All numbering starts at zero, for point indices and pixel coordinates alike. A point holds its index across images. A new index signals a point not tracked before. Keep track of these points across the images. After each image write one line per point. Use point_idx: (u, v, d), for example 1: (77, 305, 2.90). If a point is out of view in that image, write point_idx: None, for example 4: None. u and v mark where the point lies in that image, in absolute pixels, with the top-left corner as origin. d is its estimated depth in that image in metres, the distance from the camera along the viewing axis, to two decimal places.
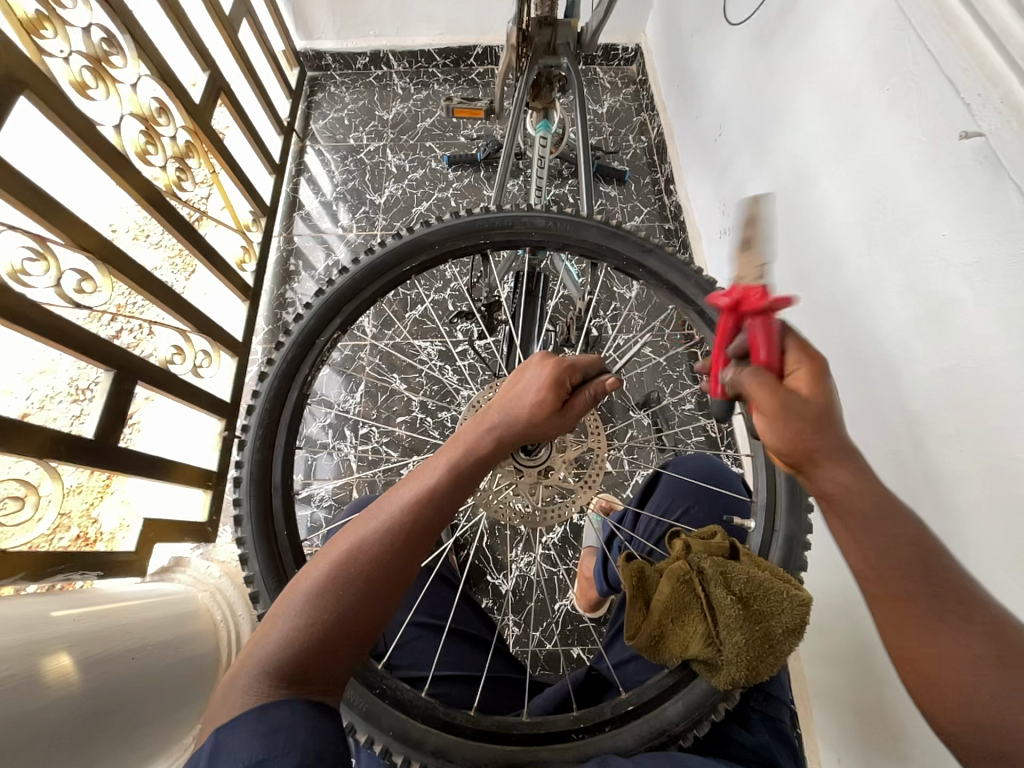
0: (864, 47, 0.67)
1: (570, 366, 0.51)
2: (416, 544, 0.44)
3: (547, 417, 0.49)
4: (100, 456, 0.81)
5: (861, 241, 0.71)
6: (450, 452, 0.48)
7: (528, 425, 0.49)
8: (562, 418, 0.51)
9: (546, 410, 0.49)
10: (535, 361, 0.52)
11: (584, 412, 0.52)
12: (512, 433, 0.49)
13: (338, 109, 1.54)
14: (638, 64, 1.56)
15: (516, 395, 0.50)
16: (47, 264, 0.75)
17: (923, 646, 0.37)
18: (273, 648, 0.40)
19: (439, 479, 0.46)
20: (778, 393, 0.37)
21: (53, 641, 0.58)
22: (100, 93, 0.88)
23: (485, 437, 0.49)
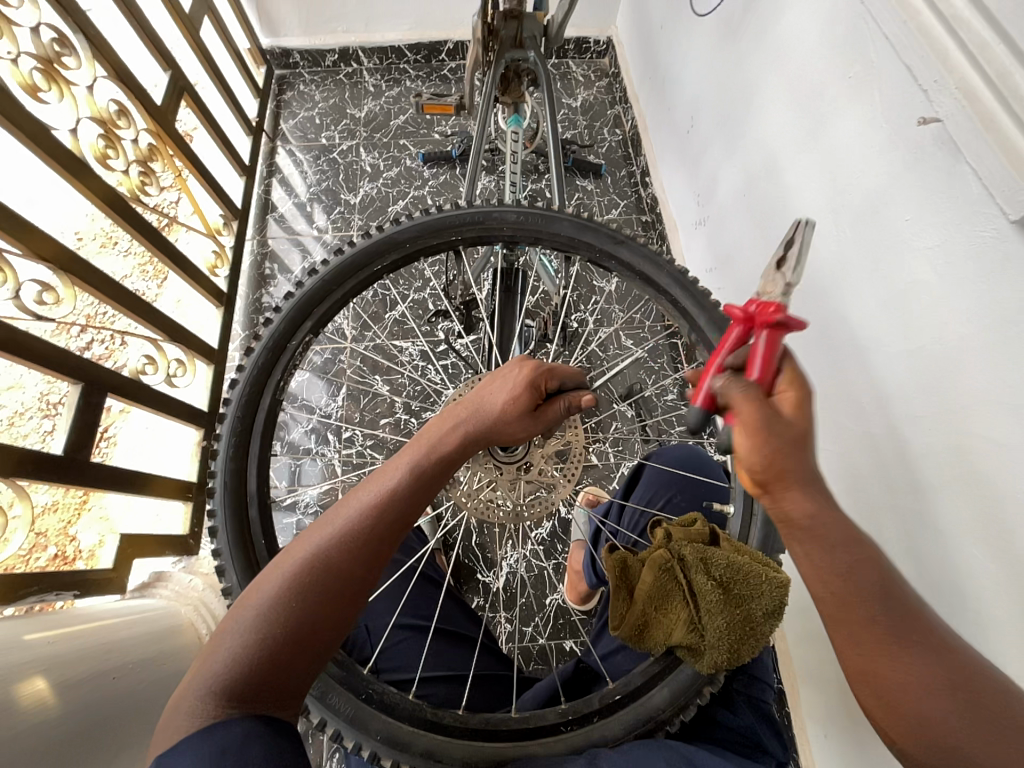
0: (827, 35, 0.68)
1: (546, 367, 0.52)
2: (375, 550, 0.44)
3: (518, 418, 0.50)
4: (73, 474, 0.78)
5: (830, 228, 0.72)
6: (413, 453, 0.47)
7: (500, 428, 0.50)
8: (535, 421, 0.51)
9: (519, 410, 0.50)
10: (512, 363, 0.53)
11: (556, 418, 0.53)
12: (480, 436, 0.49)
13: (308, 107, 1.51)
14: (610, 57, 1.56)
15: (492, 395, 0.50)
16: (4, 277, 0.71)
17: (875, 665, 0.36)
18: (221, 667, 0.39)
19: (400, 483, 0.46)
20: (760, 410, 0.38)
21: (25, 666, 0.56)
22: (54, 97, 0.84)
23: (449, 438, 0.48)
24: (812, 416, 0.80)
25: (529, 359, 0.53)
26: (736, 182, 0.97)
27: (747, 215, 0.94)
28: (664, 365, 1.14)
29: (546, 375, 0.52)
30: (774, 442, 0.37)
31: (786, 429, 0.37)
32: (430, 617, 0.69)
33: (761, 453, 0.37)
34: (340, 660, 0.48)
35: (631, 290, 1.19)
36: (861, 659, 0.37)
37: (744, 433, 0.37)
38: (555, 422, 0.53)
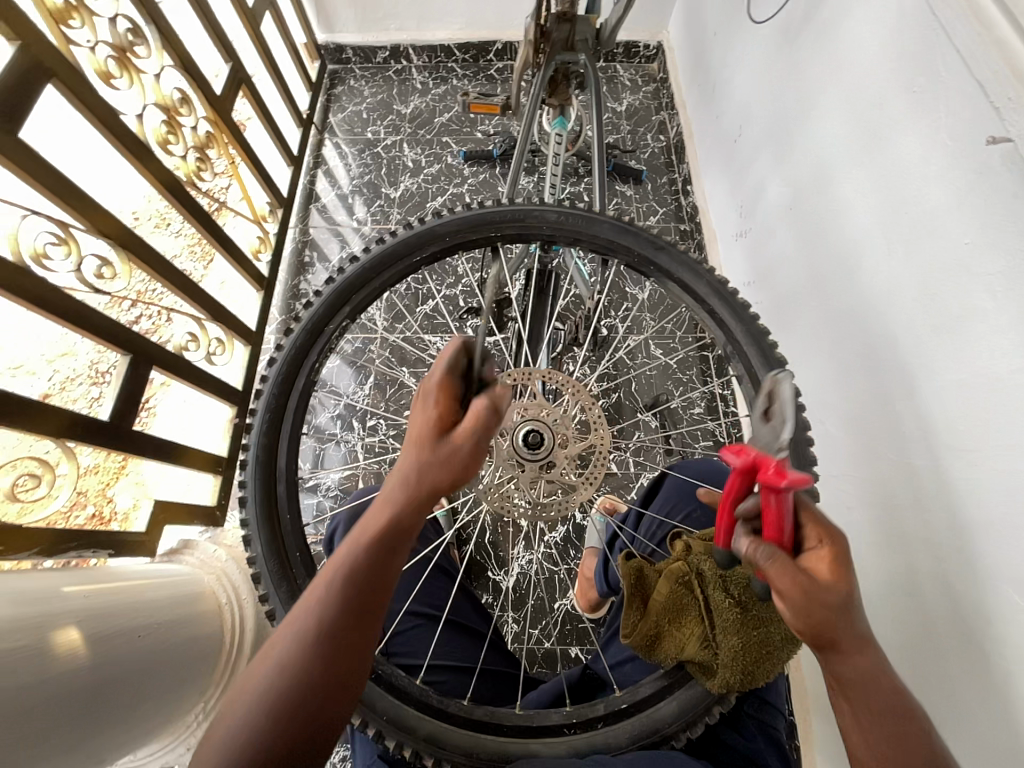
0: (892, 47, 0.66)
1: (432, 391, 0.45)
2: (344, 638, 0.40)
3: (429, 459, 0.42)
4: (115, 440, 0.82)
5: (880, 247, 0.69)
6: (358, 534, 0.42)
7: (424, 471, 0.42)
8: (452, 447, 0.43)
9: (421, 449, 0.43)
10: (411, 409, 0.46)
11: (479, 433, 0.43)
12: (410, 493, 0.43)
13: (357, 102, 1.55)
14: (659, 62, 1.53)
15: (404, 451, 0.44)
16: (69, 249, 0.76)
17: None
18: (234, 731, 0.37)
19: (349, 567, 0.41)
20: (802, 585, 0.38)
21: (63, 615, 0.60)
22: (124, 83, 0.89)
23: (386, 509, 0.42)
24: (848, 441, 0.77)
25: (420, 390, 0.46)
26: (784, 194, 0.94)
27: (791, 230, 0.91)
28: (692, 377, 1.12)
29: (433, 398, 0.44)
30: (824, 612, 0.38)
31: (830, 596, 0.38)
32: (441, 606, 0.71)
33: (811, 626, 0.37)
34: None
35: (664, 299, 1.17)
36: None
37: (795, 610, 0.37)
38: (483, 440, 0.43)
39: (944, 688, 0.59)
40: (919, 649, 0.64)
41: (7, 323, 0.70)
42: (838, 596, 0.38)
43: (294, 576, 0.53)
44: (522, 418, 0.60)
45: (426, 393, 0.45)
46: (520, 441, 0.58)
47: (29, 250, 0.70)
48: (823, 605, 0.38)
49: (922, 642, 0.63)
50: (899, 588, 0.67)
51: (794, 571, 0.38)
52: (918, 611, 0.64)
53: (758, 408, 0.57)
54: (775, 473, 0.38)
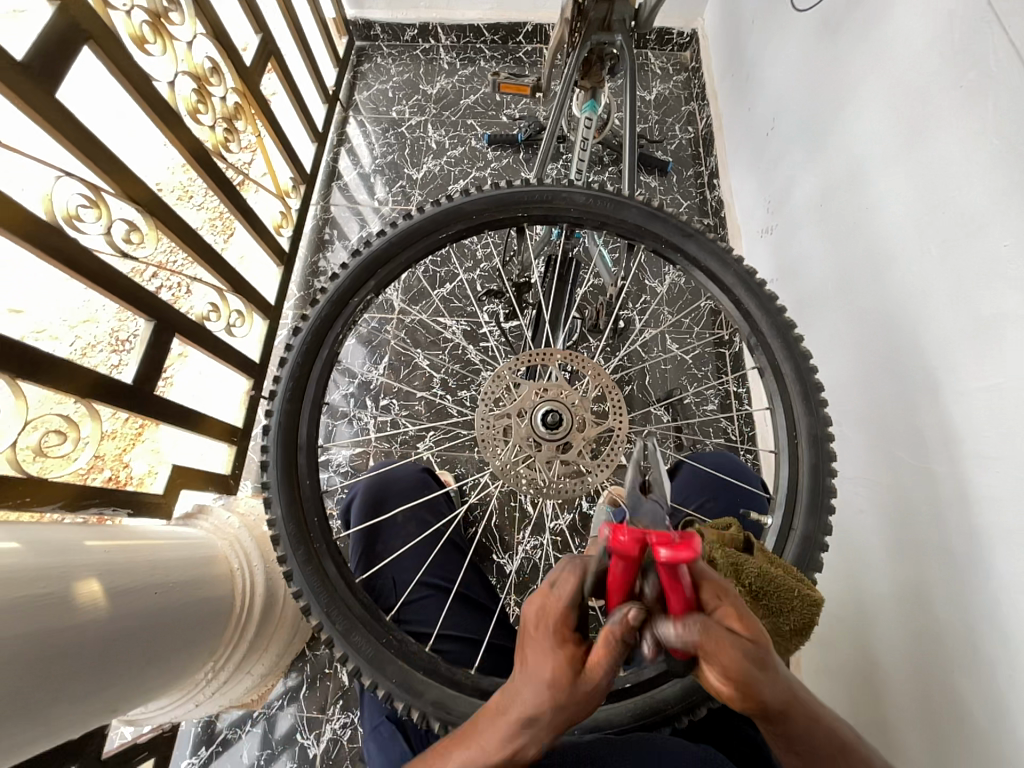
0: (941, 39, 0.64)
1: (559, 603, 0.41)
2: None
3: (568, 692, 0.37)
4: (138, 403, 0.84)
5: (914, 248, 0.68)
6: (476, 756, 0.36)
7: (561, 708, 0.37)
8: (595, 682, 0.37)
9: (559, 674, 0.37)
10: (527, 617, 0.41)
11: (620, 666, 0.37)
12: (546, 733, 0.36)
13: (383, 80, 1.54)
14: (692, 51, 1.50)
15: (532, 675, 0.38)
16: (100, 212, 0.76)
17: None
18: None
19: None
20: (722, 651, 0.35)
21: (87, 568, 0.62)
22: (158, 50, 0.89)
23: (513, 738, 0.36)
24: (865, 444, 0.77)
25: (540, 598, 0.42)
26: (814, 190, 0.92)
27: (820, 227, 0.90)
28: (707, 374, 1.11)
29: (562, 615, 0.40)
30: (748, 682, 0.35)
31: (751, 659, 0.35)
32: (452, 579, 0.73)
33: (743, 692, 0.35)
34: (367, 604, 0.54)
35: (684, 293, 1.15)
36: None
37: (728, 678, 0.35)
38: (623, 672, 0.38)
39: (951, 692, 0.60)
40: (924, 652, 0.64)
41: (36, 285, 0.69)
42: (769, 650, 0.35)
43: (312, 540, 0.53)
44: (542, 397, 0.60)
45: (554, 604, 0.41)
46: (539, 421, 0.58)
47: (62, 211, 0.71)
48: (754, 666, 0.35)
49: (928, 646, 0.63)
50: (908, 593, 0.67)
51: (714, 640, 0.35)
52: (925, 616, 0.64)
53: (778, 399, 0.57)
54: (665, 552, 0.34)
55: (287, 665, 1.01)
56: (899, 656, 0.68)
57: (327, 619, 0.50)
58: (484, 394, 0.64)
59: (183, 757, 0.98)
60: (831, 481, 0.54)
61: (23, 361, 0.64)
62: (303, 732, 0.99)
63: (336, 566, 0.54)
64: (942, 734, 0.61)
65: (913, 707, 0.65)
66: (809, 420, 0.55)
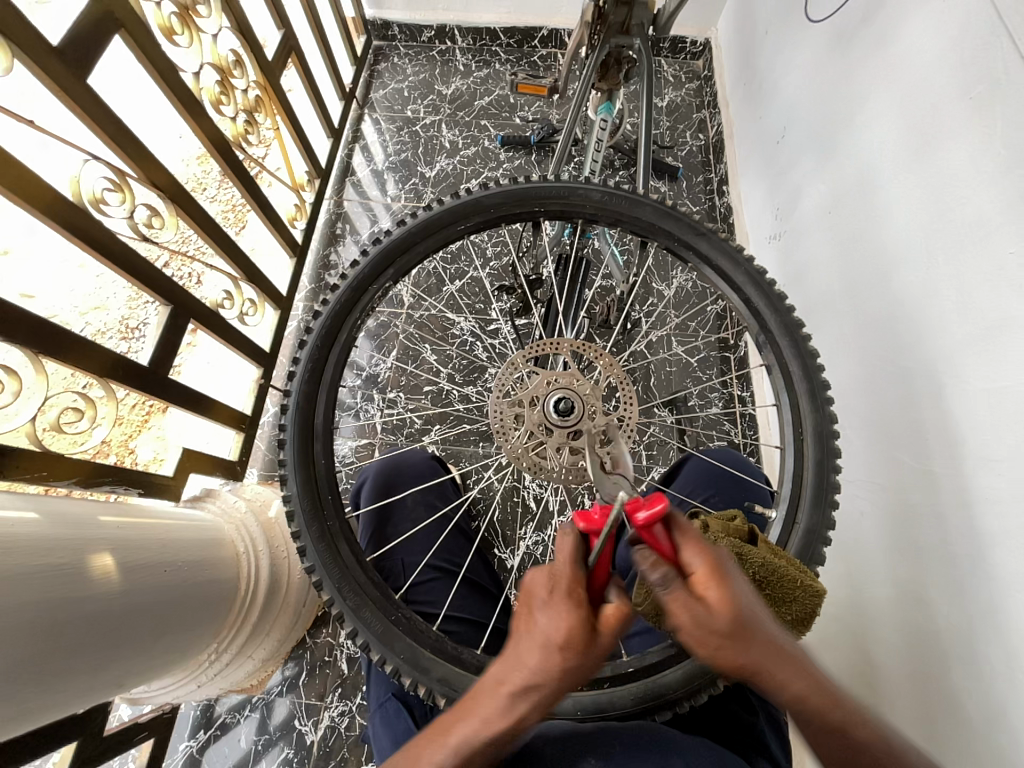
0: (952, 53, 0.65)
1: (569, 570, 0.44)
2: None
3: (573, 657, 0.41)
4: (153, 385, 0.85)
5: (921, 255, 0.69)
6: (482, 723, 0.41)
7: (564, 673, 0.41)
8: (600, 642, 0.42)
9: (567, 639, 0.41)
10: (537, 583, 0.45)
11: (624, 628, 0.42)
12: (549, 697, 0.41)
13: (399, 80, 1.56)
14: (705, 60, 1.52)
15: (541, 640, 0.42)
16: (124, 197, 0.79)
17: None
18: None
19: (470, 753, 0.40)
20: (690, 609, 0.40)
21: (101, 542, 0.63)
22: (184, 42, 0.91)
23: (518, 702, 0.41)
24: (868, 447, 0.78)
25: (552, 567, 0.45)
26: (823, 198, 0.94)
27: (827, 234, 0.91)
28: (712, 376, 1.11)
29: (572, 584, 0.43)
30: (714, 639, 0.39)
31: (715, 620, 0.40)
32: (460, 564, 0.77)
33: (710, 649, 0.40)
34: (378, 582, 0.56)
35: (690, 296, 1.17)
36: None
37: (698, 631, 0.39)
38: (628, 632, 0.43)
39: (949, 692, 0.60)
40: (922, 653, 0.64)
41: (49, 270, 0.70)
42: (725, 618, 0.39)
43: (326, 517, 0.55)
44: (553, 386, 0.62)
45: (562, 573, 0.44)
46: (552, 409, 0.60)
47: (87, 194, 0.73)
48: (709, 627, 0.39)
49: (926, 647, 0.64)
50: (908, 595, 0.68)
51: (684, 598, 0.40)
52: (923, 617, 0.65)
53: (785, 396, 0.59)
54: (643, 514, 0.42)
55: (286, 652, 1.01)
56: (897, 657, 0.68)
57: (339, 594, 0.53)
58: (497, 383, 0.66)
59: (181, 740, 0.99)
60: (835, 477, 0.56)
61: (45, 338, 0.65)
62: (301, 719, 1.00)
63: (349, 546, 0.56)
64: (938, 734, 0.61)
65: (910, 708, 0.66)
66: (815, 417, 0.57)
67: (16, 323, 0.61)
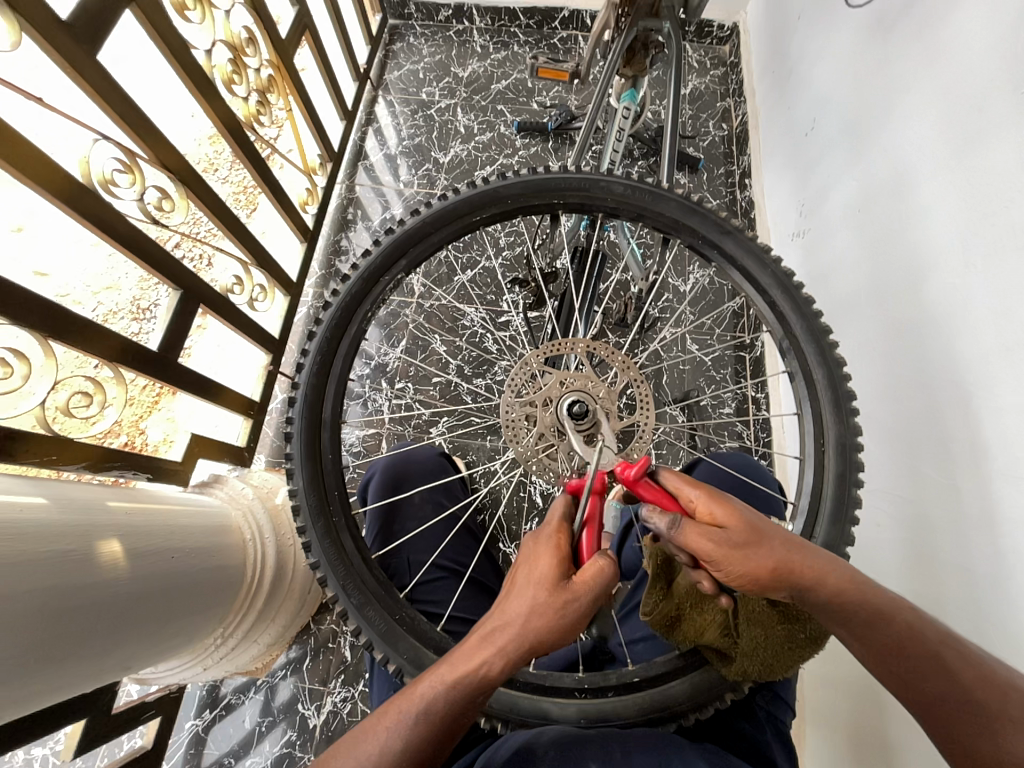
0: (1004, 43, 0.61)
1: (551, 531, 0.50)
2: (423, 758, 0.41)
3: (551, 601, 0.46)
4: (161, 370, 0.84)
5: (956, 258, 0.66)
6: (448, 667, 0.43)
7: (532, 619, 0.45)
8: (570, 593, 0.46)
9: (537, 584, 0.47)
10: (524, 543, 0.51)
11: (599, 584, 0.47)
12: (514, 639, 0.44)
13: (415, 61, 1.52)
14: (732, 45, 1.46)
15: (516, 590, 0.47)
16: (134, 178, 0.77)
17: (971, 743, 0.41)
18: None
19: (436, 698, 0.42)
20: (704, 536, 0.45)
21: (110, 528, 0.63)
22: (197, 18, 0.89)
23: (487, 644, 0.44)
24: (888, 458, 0.75)
25: (536, 529, 0.51)
26: (852, 194, 0.90)
27: (856, 233, 0.87)
28: (726, 376, 1.09)
29: (553, 541, 0.49)
30: (734, 550, 0.45)
31: (731, 535, 0.45)
32: (466, 563, 0.77)
33: (737, 563, 0.44)
34: (382, 579, 0.55)
35: (708, 293, 1.13)
36: (961, 734, 0.41)
37: (716, 552, 0.45)
38: (600, 590, 0.47)
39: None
40: None
41: (58, 248, 0.69)
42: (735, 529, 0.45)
43: (331, 513, 0.55)
44: (567, 387, 0.61)
45: (545, 533, 0.50)
46: (564, 410, 0.58)
47: (97, 175, 0.71)
48: (727, 545, 0.45)
49: None
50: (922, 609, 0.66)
51: (693, 532, 0.45)
52: None
53: (808, 405, 0.57)
54: (634, 473, 0.48)
55: (291, 636, 1.02)
56: None
57: (344, 591, 0.53)
58: (509, 382, 0.64)
59: (188, 717, 1.01)
60: (857, 491, 0.54)
61: (55, 321, 0.65)
62: (304, 702, 1.01)
63: (354, 543, 0.55)
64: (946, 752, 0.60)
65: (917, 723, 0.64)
66: (838, 428, 0.55)
67: (27, 305, 0.61)
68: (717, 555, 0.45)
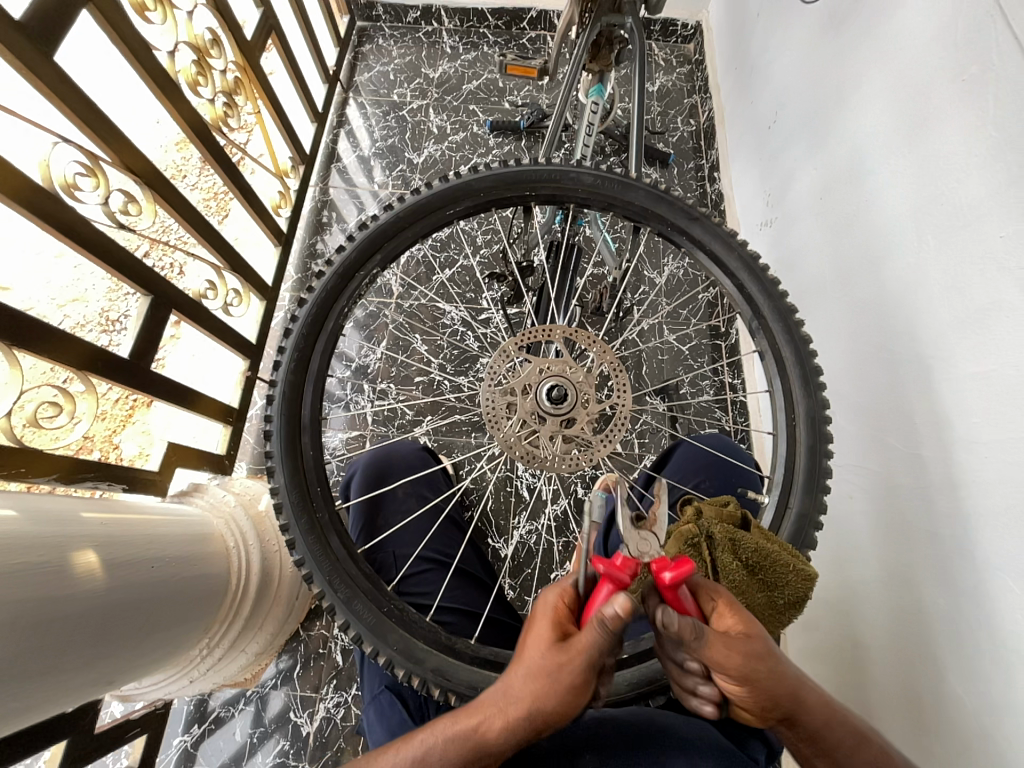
0: (944, 36, 0.65)
1: (553, 592, 0.48)
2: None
3: (553, 667, 0.43)
4: (131, 377, 0.81)
5: (911, 240, 0.69)
6: (455, 716, 0.45)
7: (533, 683, 0.43)
8: (565, 658, 0.43)
9: (534, 647, 0.45)
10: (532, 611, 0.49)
11: (595, 650, 0.42)
12: (516, 701, 0.43)
13: (385, 62, 1.52)
14: (696, 43, 1.50)
15: (520, 656, 0.46)
16: (97, 181, 0.74)
17: None
18: None
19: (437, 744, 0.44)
20: (730, 652, 0.41)
21: (84, 539, 0.61)
22: (158, 18, 0.87)
23: (490, 700, 0.44)
24: (858, 434, 0.78)
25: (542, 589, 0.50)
26: (814, 183, 0.93)
27: (819, 221, 0.91)
28: (704, 364, 1.11)
29: (554, 603, 0.47)
30: (755, 669, 0.41)
31: (754, 654, 0.42)
32: (452, 556, 0.78)
33: (757, 683, 0.42)
34: (371, 577, 0.55)
35: (682, 284, 1.16)
36: None
37: (737, 669, 0.41)
38: (602, 655, 0.43)
39: (935, 694, 0.62)
40: (909, 636, 0.66)
41: (20, 261, 0.67)
42: (756, 647, 0.42)
43: (315, 510, 0.54)
44: (546, 374, 0.61)
45: (548, 593, 0.49)
46: (544, 396, 0.60)
47: (59, 179, 0.69)
48: (750, 662, 0.42)
49: (915, 627, 0.65)
50: (894, 578, 0.69)
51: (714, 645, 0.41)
52: (909, 598, 0.67)
53: (777, 383, 0.59)
54: (669, 574, 0.40)
55: (280, 646, 1.01)
56: (884, 637, 0.70)
57: (330, 587, 0.52)
58: (488, 370, 0.64)
59: (175, 734, 0.98)
60: (827, 462, 0.57)
61: (21, 330, 0.63)
62: (296, 711, 1.00)
63: (341, 541, 0.55)
64: (923, 710, 0.63)
65: (897, 685, 0.67)
66: (807, 402, 0.57)
67: None
68: (744, 674, 0.41)
